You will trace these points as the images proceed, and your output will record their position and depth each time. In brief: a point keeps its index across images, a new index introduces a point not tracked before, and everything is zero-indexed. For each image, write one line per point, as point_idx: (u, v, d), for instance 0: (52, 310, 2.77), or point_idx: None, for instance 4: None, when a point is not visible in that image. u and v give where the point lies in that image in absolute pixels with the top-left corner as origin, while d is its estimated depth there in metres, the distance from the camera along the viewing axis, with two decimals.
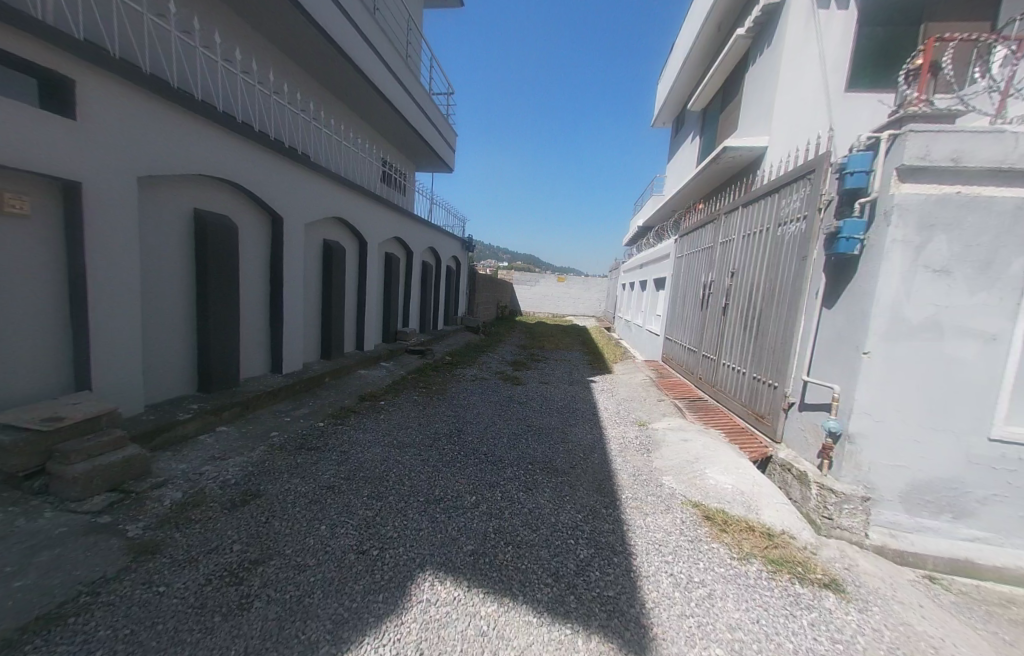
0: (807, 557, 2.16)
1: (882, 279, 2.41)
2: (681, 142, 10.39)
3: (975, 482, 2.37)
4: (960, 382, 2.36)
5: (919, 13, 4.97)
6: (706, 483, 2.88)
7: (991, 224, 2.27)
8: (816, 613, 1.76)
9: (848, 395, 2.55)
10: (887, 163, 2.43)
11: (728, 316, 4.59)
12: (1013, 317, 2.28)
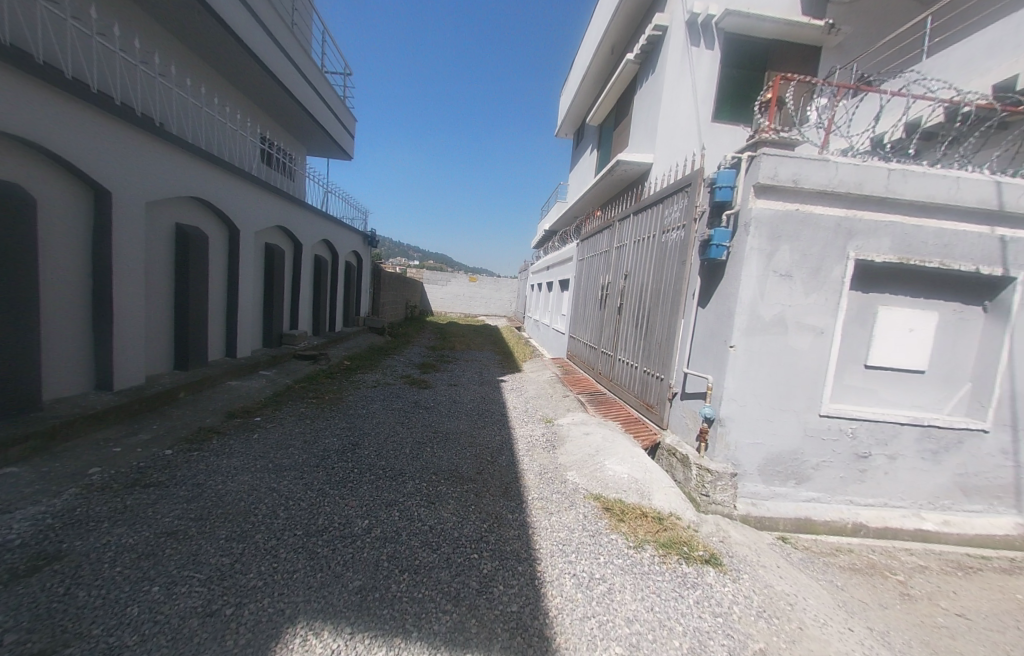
0: (691, 536, 2.35)
1: (744, 281, 2.77)
2: (581, 153, 11.07)
3: (810, 452, 2.86)
4: (799, 369, 2.82)
5: (766, 63, 6.06)
6: (605, 474, 3.00)
7: (819, 238, 2.75)
8: (700, 590, 1.89)
9: (719, 383, 2.87)
10: (746, 182, 2.81)
11: (623, 315, 4.93)
12: (834, 314, 2.80)
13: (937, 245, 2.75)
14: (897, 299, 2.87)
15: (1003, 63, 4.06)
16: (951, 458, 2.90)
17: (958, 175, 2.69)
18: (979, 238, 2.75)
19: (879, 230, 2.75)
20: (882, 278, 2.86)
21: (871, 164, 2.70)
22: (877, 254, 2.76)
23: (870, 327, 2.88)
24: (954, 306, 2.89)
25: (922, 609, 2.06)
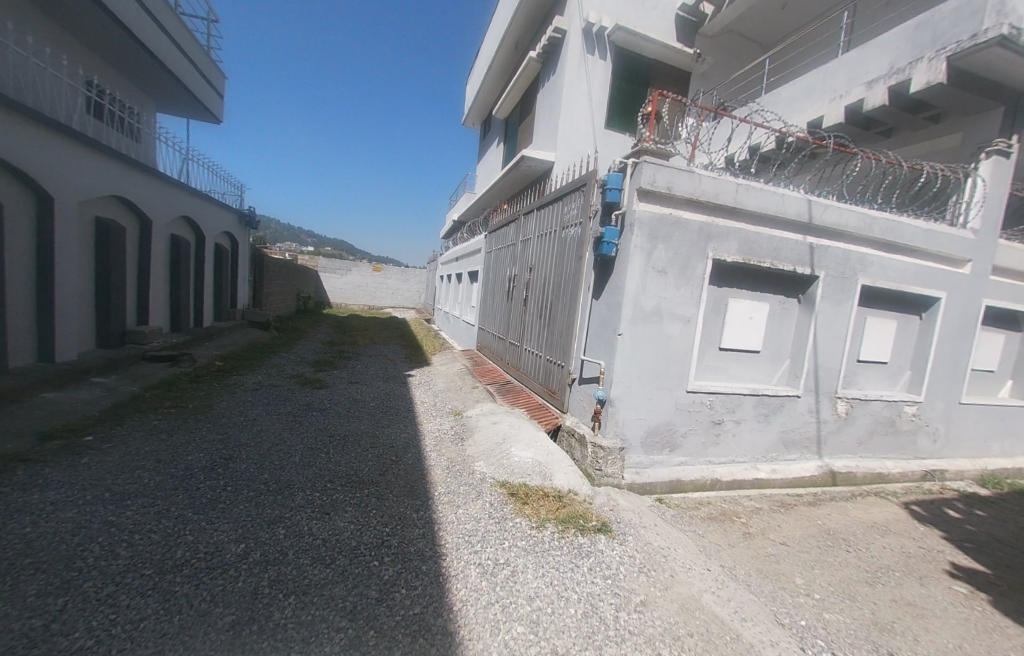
0: (587, 509, 2.55)
1: (629, 275, 3.08)
2: (488, 145, 11.07)
3: (680, 423, 3.34)
4: (672, 353, 3.25)
5: (648, 80, 6.77)
6: (511, 460, 3.09)
7: (687, 239, 3.18)
8: (593, 557, 2.07)
9: (610, 368, 3.16)
10: (630, 186, 3.12)
11: (528, 307, 5.11)
12: (697, 305, 3.28)
13: (769, 249, 3.40)
14: (741, 292, 3.50)
15: (812, 107, 5.16)
16: (777, 419, 3.65)
17: (783, 193, 3.36)
18: (796, 244, 3.47)
19: (730, 235, 3.29)
20: (732, 275, 3.44)
21: (724, 179, 3.21)
22: (729, 255, 3.30)
23: (723, 316, 3.46)
24: (779, 298, 3.63)
25: (757, 542, 2.57)
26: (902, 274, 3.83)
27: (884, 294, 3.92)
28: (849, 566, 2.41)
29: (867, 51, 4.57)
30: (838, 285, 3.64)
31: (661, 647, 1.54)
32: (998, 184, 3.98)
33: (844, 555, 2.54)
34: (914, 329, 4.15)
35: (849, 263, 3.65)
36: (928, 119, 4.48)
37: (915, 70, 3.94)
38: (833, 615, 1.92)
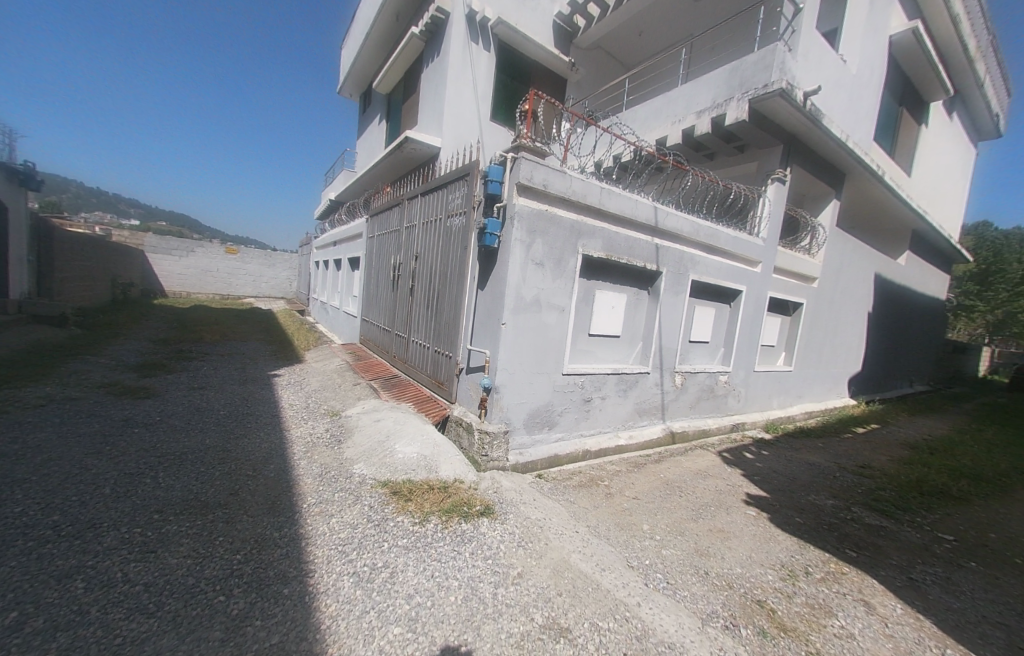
0: (471, 495, 2.61)
1: (511, 266, 3.19)
2: (368, 121, 10.17)
3: (558, 404, 3.65)
4: (550, 340, 3.51)
5: (529, 80, 7.05)
6: (393, 458, 2.96)
7: (561, 235, 3.45)
8: (474, 541, 2.14)
9: (494, 357, 3.26)
10: (510, 180, 3.23)
11: (414, 297, 4.92)
12: (570, 295, 3.59)
13: (626, 247, 3.90)
14: (605, 284, 3.95)
15: (660, 127, 6.05)
16: (634, 392, 4.26)
17: (636, 199, 3.89)
18: (647, 244, 4.06)
19: (596, 232, 3.67)
20: (598, 269, 3.86)
21: (591, 182, 3.55)
22: (595, 251, 3.68)
23: (591, 305, 3.88)
24: (634, 290, 4.22)
25: (617, 500, 2.98)
26: (719, 271, 4.82)
27: (707, 287, 4.88)
28: (681, 508, 2.97)
29: (697, 85, 5.52)
30: (676, 280, 4.40)
31: (535, 612, 1.67)
32: (777, 205, 5.28)
33: (678, 499, 3.12)
34: (727, 314, 5.28)
35: (684, 262, 4.44)
36: (737, 149, 5.68)
37: (728, 108, 4.93)
38: (669, 550, 2.35)
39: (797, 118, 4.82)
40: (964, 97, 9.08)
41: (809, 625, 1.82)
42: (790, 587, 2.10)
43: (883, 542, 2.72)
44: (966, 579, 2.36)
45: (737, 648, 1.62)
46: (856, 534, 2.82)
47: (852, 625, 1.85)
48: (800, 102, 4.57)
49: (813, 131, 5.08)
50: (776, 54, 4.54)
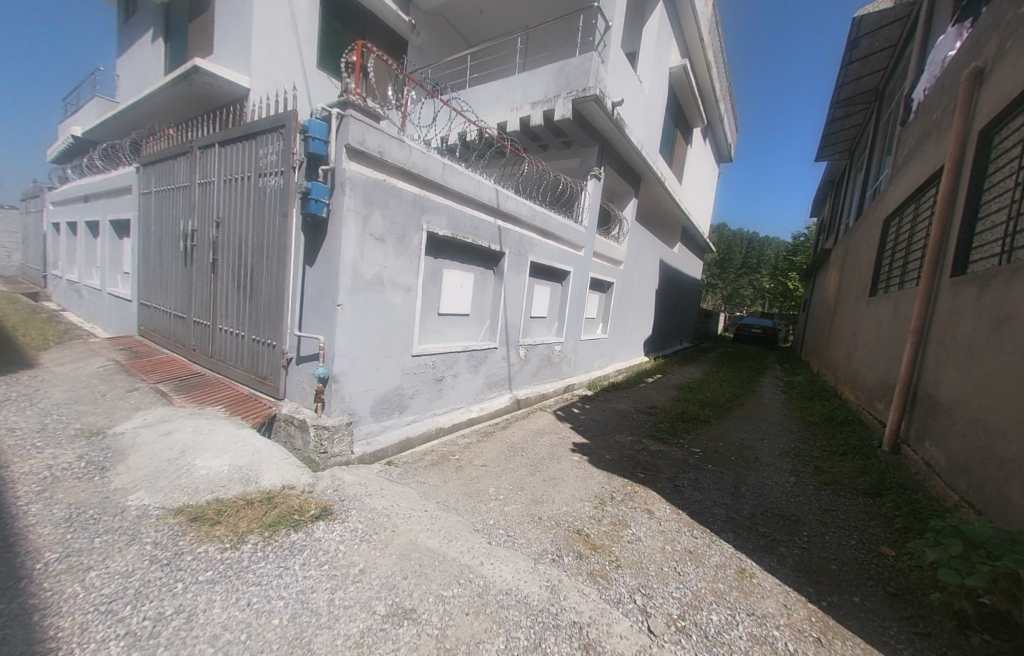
0: (303, 500, 2.33)
1: (343, 240, 2.84)
2: (133, 33, 7.46)
3: (408, 386, 3.53)
4: (395, 322, 3.32)
5: (362, 30, 6.28)
6: (192, 477, 2.36)
7: (402, 208, 3.24)
8: (307, 550, 1.94)
9: (330, 343, 2.89)
10: (337, 141, 2.85)
11: (218, 274, 3.95)
12: (416, 274, 3.45)
13: (471, 227, 3.95)
14: (452, 263, 3.95)
15: (500, 111, 6.26)
16: (483, 368, 4.47)
17: (478, 180, 3.96)
18: (490, 225, 4.21)
19: (440, 209, 3.59)
20: (443, 247, 3.81)
21: (431, 156, 3.42)
22: (439, 228, 3.60)
23: (438, 284, 3.83)
24: (480, 270, 4.35)
25: (466, 472, 3.10)
26: (552, 253, 5.39)
27: (543, 267, 5.41)
28: (522, 466, 3.30)
29: (531, 76, 5.87)
30: (517, 260, 4.73)
31: (376, 604, 1.61)
32: (595, 198, 6.17)
33: (519, 459, 3.46)
34: (560, 292, 6.00)
35: (523, 244, 4.80)
36: (565, 144, 6.36)
37: (557, 103, 5.42)
38: (511, 506, 2.59)
39: (608, 124, 5.66)
40: (713, 128, 12.27)
41: (612, 538, 2.29)
42: (601, 513, 2.58)
43: (661, 462, 3.61)
44: (704, 477, 3.35)
45: (561, 575, 1.91)
46: (645, 460, 3.66)
47: (639, 529, 2.42)
48: (609, 110, 5.36)
49: (620, 137, 6.07)
50: (592, 63, 5.18)
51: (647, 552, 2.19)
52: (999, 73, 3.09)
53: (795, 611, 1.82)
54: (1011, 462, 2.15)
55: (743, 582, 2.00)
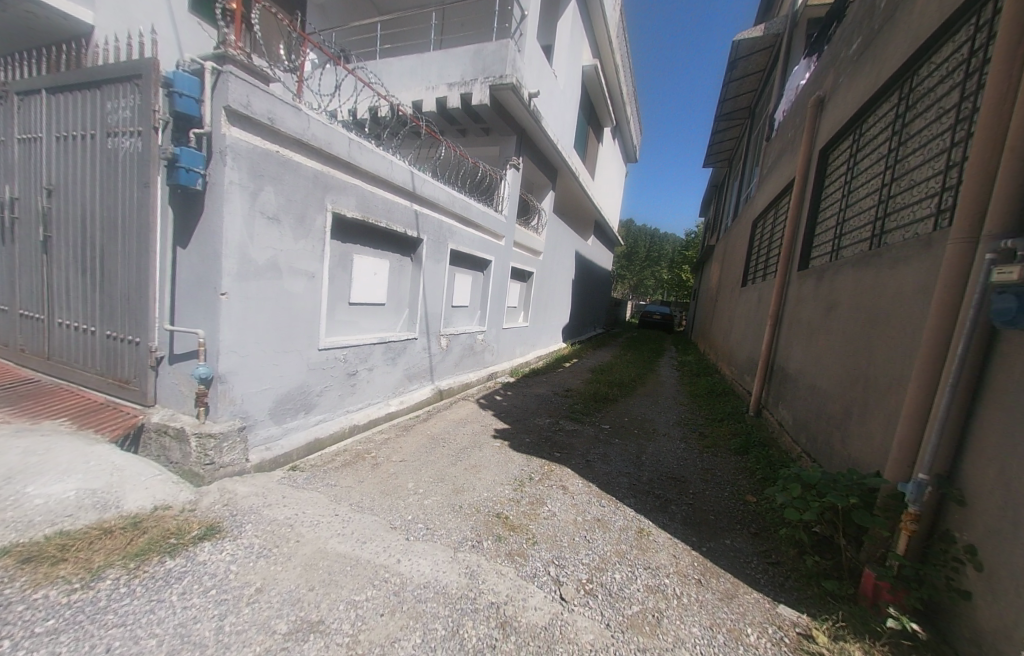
0: (183, 521, 2.01)
1: (226, 218, 2.45)
2: None
3: (314, 383, 3.22)
4: (296, 312, 2.99)
5: None
6: (21, 510, 1.88)
7: (301, 185, 2.90)
8: (189, 576, 1.69)
9: (213, 337, 2.49)
10: (213, 101, 2.43)
11: (53, 256, 3.14)
12: (320, 260, 3.14)
13: (384, 210, 3.70)
14: (363, 249, 3.68)
15: (415, 89, 5.93)
16: (402, 360, 4.28)
17: (391, 160, 3.72)
18: (406, 209, 4.00)
19: (347, 189, 3.30)
20: (352, 231, 3.52)
21: (334, 129, 3.11)
22: (347, 209, 3.31)
23: (347, 271, 3.54)
24: (396, 257, 4.13)
25: (382, 469, 2.96)
26: (472, 242, 5.33)
27: (464, 256, 5.33)
28: (442, 457, 3.26)
29: (447, 55, 5.64)
30: (436, 247, 4.58)
31: (277, 622, 1.47)
32: (514, 188, 6.23)
33: (440, 450, 3.41)
34: (481, 281, 5.98)
35: (442, 231, 4.66)
36: (483, 130, 6.27)
37: (474, 88, 5.30)
38: (430, 499, 2.54)
39: (525, 114, 5.72)
40: (621, 129, 13.16)
41: (529, 517, 2.39)
42: (520, 495, 2.67)
43: (576, 441, 3.86)
44: (613, 450, 3.67)
45: (480, 559, 1.94)
46: (562, 440, 3.88)
47: (554, 505, 2.56)
48: (525, 101, 5.41)
49: (536, 129, 6.18)
50: (508, 50, 5.16)
51: (561, 526, 2.33)
52: (833, 104, 3.80)
53: (682, 559, 2.10)
54: (834, 417, 2.73)
55: (642, 541, 2.24)
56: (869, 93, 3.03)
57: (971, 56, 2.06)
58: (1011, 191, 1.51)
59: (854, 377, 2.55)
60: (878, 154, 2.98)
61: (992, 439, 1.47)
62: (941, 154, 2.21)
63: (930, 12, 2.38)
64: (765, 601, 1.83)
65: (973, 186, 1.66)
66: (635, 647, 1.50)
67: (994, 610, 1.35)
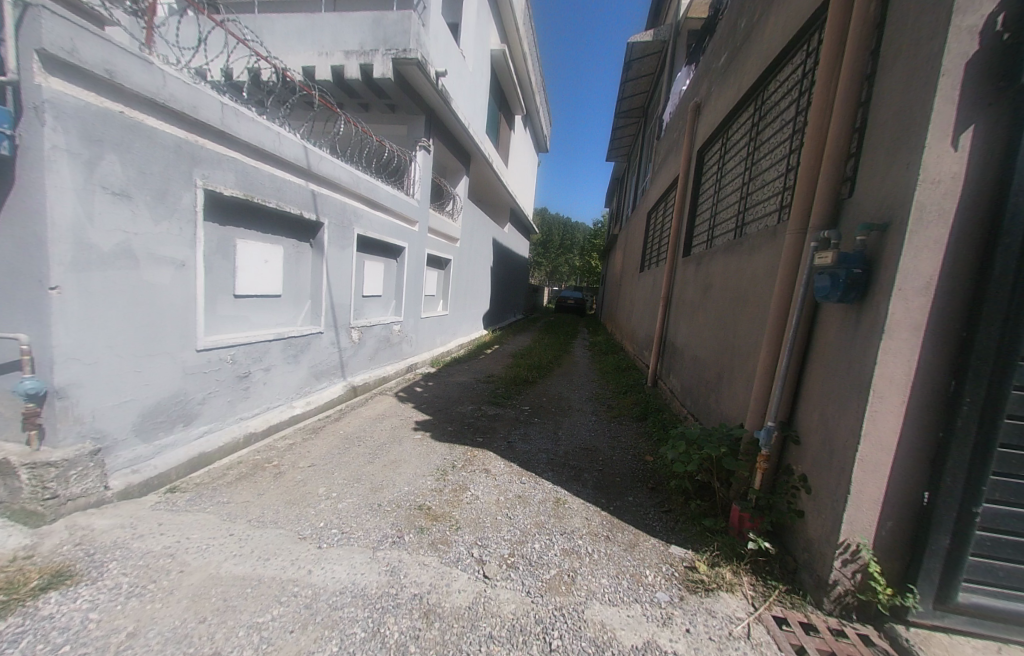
0: (16, 573, 1.62)
1: (51, 192, 1.94)
2: None
3: (193, 389, 2.77)
4: (162, 308, 2.52)
5: None
6: None
7: (159, 156, 2.42)
8: (28, 636, 1.37)
9: (43, 343, 1.99)
10: (19, 40, 1.87)
11: None
12: (191, 245, 2.67)
13: (273, 188, 3.28)
14: (248, 233, 3.23)
15: (305, 53, 5.29)
16: (305, 357, 3.90)
17: (278, 132, 3.28)
18: (300, 189, 3.59)
19: (222, 163, 2.83)
20: (232, 211, 3.05)
21: (200, 90, 2.63)
22: (224, 186, 2.85)
23: (228, 258, 3.08)
24: (291, 242, 3.71)
25: (287, 477, 2.69)
26: (382, 226, 5.01)
27: (373, 241, 5.00)
28: (357, 457, 3.08)
29: (343, 19, 5.13)
30: (339, 233, 4.22)
31: None
32: (425, 171, 5.98)
33: (355, 450, 3.22)
34: (393, 268, 5.68)
35: (346, 214, 4.30)
36: (388, 107, 5.87)
37: (374, 59, 4.90)
38: (345, 501, 2.39)
39: (433, 94, 5.49)
40: (531, 118, 13.42)
41: (451, 504, 2.40)
42: (442, 484, 2.66)
43: (498, 424, 3.95)
44: (532, 430, 3.84)
45: (401, 554, 1.90)
46: (484, 424, 3.94)
47: (477, 489, 2.60)
48: (433, 79, 5.18)
49: (446, 111, 5.98)
50: (411, 22, 4.85)
51: (484, 508, 2.38)
52: (707, 110, 4.34)
53: (593, 520, 2.30)
54: (710, 381, 3.20)
55: (558, 510, 2.40)
56: (733, 102, 3.51)
57: (804, 78, 2.51)
58: (827, 192, 1.90)
59: (724, 346, 3.01)
60: (740, 156, 3.49)
61: (816, 389, 1.86)
62: (784, 159, 2.66)
63: (775, 37, 2.83)
64: (660, 545, 2.11)
65: (803, 187, 2.05)
66: (553, 607, 1.62)
67: (817, 521, 1.74)
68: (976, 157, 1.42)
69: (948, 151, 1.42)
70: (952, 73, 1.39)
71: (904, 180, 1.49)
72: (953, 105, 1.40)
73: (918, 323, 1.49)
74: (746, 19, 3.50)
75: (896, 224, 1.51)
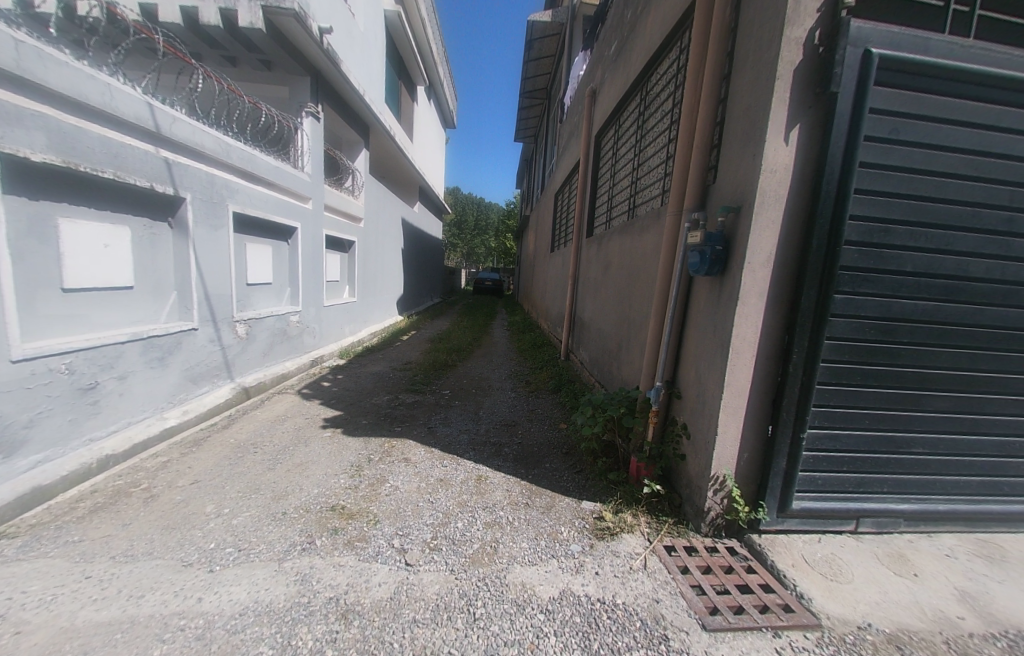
0: None
1: None
2: None
3: (14, 409, 2.18)
4: None
5: None
6: None
7: None
8: None
9: None
10: None
11: None
12: None
13: (107, 155, 2.64)
14: (75, 209, 2.57)
15: None
16: (176, 358, 3.31)
17: (108, 82, 2.62)
18: (148, 156, 2.95)
19: (25, 118, 2.19)
20: (44, 182, 2.39)
21: None
22: (30, 150, 2.21)
23: (48, 242, 2.42)
24: (142, 222, 3.05)
25: (163, 500, 2.30)
26: (264, 203, 4.39)
27: (255, 221, 4.36)
28: (255, 466, 2.75)
29: None
30: (208, 211, 3.59)
31: None
32: (315, 141, 5.34)
33: (250, 458, 2.87)
34: (285, 252, 5.06)
35: (215, 189, 3.66)
36: (263, 63, 5.06)
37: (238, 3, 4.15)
38: (241, 516, 2.14)
39: (318, 53, 4.87)
40: (435, 91, 12.80)
41: (368, 499, 2.30)
42: (357, 480, 2.52)
43: (417, 411, 3.86)
44: (453, 413, 3.83)
45: (313, 560, 1.78)
46: (402, 413, 3.82)
47: (396, 480, 2.53)
48: (316, 36, 4.59)
49: (335, 74, 5.37)
50: None
51: (404, 497, 2.33)
52: (601, 96, 4.60)
53: (513, 491, 2.41)
54: (611, 351, 3.51)
55: (480, 486, 2.46)
56: (624, 90, 3.76)
57: (678, 73, 2.78)
58: (697, 179, 2.16)
59: (622, 319, 3.30)
60: (630, 143, 3.78)
61: (692, 351, 2.15)
62: (665, 146, 2.95)
63: (655, 32, 3.07)
64: (574, 502, 2.29)
65: (679, 173, 2.30)
66: (476, 579, 1.67)
67: (695, 462, 2.05)
68: (800, 151, 1.73)
69: (781, 144, 1.70)
70: (784, 77, 1.65)
71: (752, 168, 1.76)
72: (785, 104, 1.68)
73: (763, 290, 1.80)
74: (630, 12, 3.74)
75: (746, 206, 1.78)
